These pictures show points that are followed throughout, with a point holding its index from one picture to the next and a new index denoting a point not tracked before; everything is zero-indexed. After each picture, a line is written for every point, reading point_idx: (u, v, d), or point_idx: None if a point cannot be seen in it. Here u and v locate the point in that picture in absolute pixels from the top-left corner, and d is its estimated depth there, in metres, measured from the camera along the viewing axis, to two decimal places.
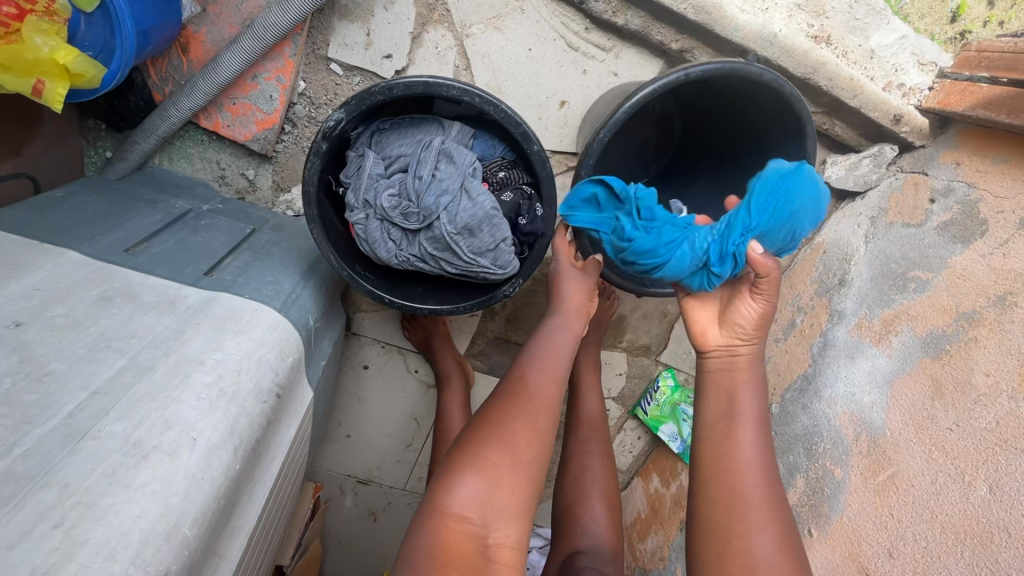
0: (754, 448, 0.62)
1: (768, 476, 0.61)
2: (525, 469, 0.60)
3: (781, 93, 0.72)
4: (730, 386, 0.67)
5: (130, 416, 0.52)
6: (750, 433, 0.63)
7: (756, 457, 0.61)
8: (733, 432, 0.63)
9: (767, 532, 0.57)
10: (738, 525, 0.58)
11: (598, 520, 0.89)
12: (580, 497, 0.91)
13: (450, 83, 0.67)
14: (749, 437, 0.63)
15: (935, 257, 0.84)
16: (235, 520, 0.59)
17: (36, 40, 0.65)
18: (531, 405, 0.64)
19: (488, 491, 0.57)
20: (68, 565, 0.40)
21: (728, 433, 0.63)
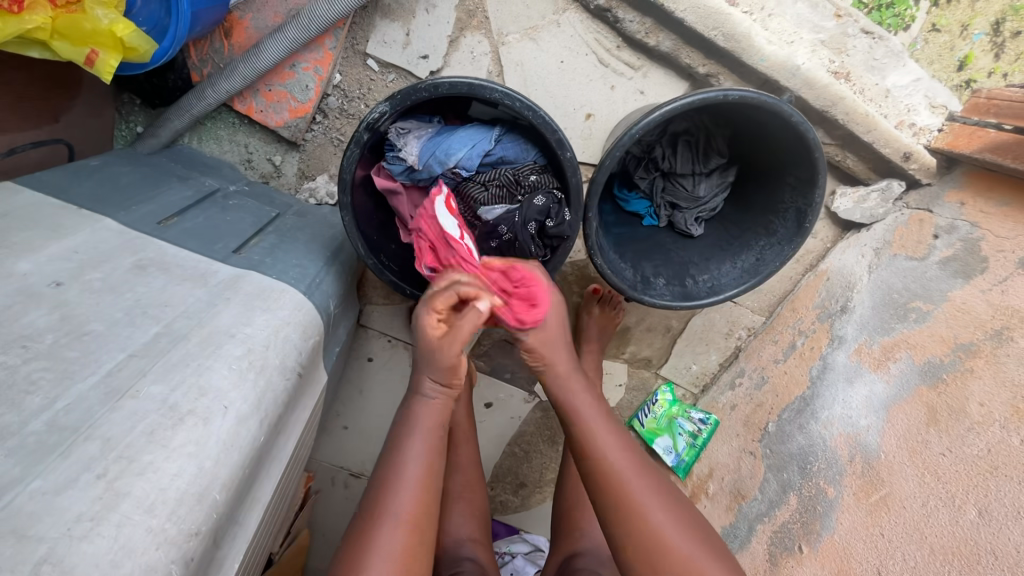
0: (621, 445, 0.70)
1: (638, 458, 0.70)
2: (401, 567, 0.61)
3: (804, 139, 0.75)
4: (575, 403, 0.74)
5: (166, 380, 0.54)
6: (605, 431, 0.71)
7: (622, 448, 0.70)
8: (597, 440, 0.70)
9: (661, 500, 0.66)
10: (634, 502, 0.66)
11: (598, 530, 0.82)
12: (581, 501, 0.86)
13: (493, 86, 0.70)
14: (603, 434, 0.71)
15: (936, 290, 0.88)
16: (254, 492, 0.60)
17: (97, 12, 0.68)
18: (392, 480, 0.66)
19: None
20: (111, 515, 0.41)
21: (590, 437, 0.70)
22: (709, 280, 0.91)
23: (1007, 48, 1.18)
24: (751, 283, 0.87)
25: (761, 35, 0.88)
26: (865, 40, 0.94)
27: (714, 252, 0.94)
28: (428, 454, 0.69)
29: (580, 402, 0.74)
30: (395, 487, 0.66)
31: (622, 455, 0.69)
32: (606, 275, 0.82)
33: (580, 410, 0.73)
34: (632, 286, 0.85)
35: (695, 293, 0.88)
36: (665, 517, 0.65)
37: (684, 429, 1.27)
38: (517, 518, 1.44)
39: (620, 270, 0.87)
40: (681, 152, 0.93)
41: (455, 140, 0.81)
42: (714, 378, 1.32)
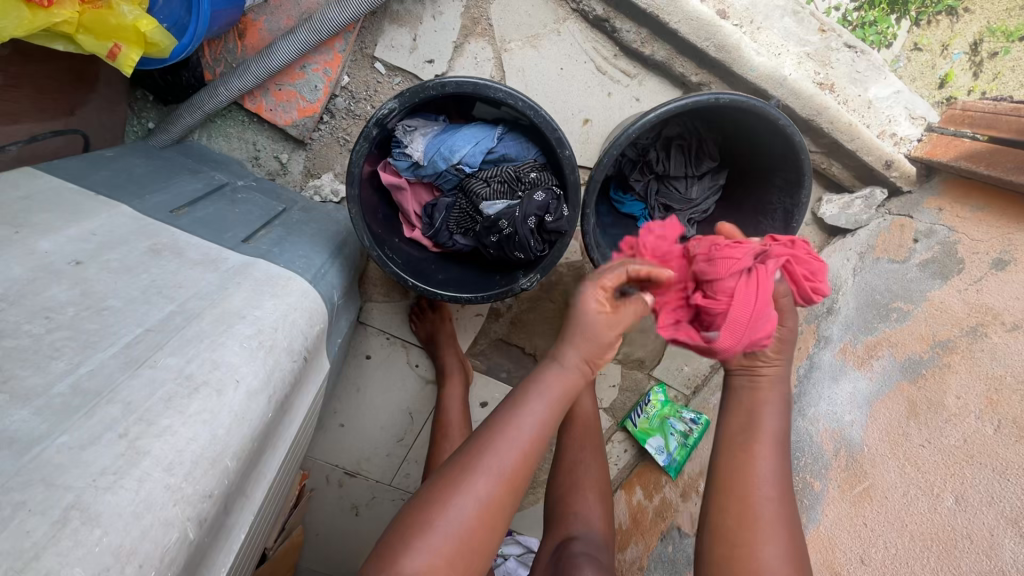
0: (775, 480, 0.58)
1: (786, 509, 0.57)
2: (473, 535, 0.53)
3: (791, 141, 0.79)
4: (752, 404, 0.63)
5: (181, 353, 0.56)
6: (766, 454, 0.59)
7: (774, 490, 0.58)
8: (752, 456, 0.59)
9: (787, 554, 0.55)
10: (753, 536, 0.56)
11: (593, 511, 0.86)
12: (577, 485, 0.90)
13: (497, 85, 0.74)
14: (766, 454, 0.59)
15: (916, 291, 0.92)
16: (261, 467, 0.62)
17: (122, 8, 0.71)
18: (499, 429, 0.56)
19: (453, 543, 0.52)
20: (132, 470, 0.43)
21: (745, 459, 0.59)
22: None
23: (984, 67, 1.24)
24: None
25: (750, 46, 0.93)
26: (848, 54, 0.98)
27: None
28: (550, 410, 0.59)
29: (758, 411, 0.62)
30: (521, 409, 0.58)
31: (769, 488, 0.58)
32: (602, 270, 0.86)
33: (755, 419, 0.62)
34: None
35: None
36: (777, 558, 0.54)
37: (676, 429, 1.31)
38: (509, 519, 1.46)
39: None
40: (673, 154, 0.97)
41: (458, 137, 0.85)
42: (704, 380, 1.35)
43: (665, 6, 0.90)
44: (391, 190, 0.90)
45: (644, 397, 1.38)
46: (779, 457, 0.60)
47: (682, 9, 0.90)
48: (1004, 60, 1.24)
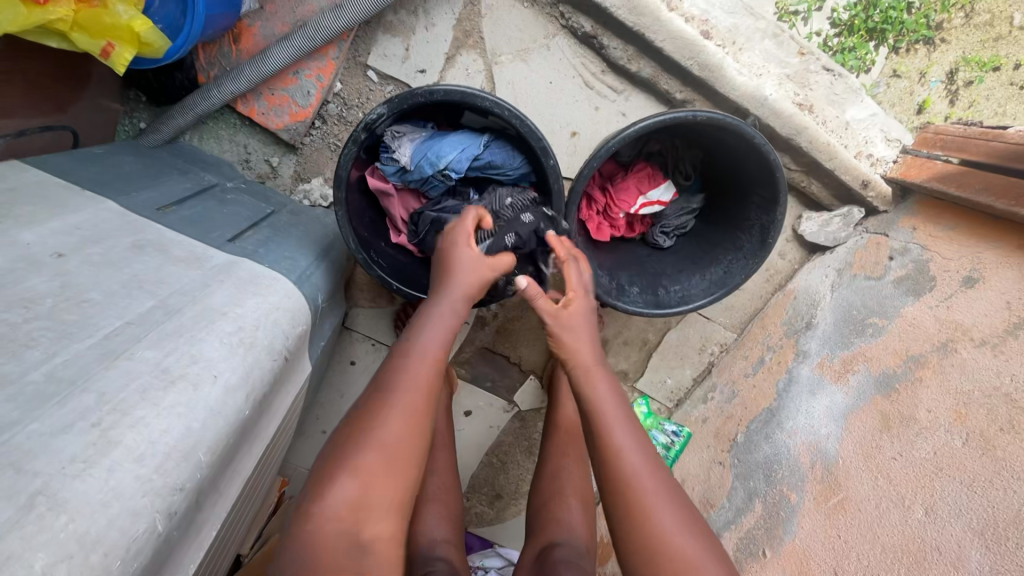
0: (640, 448, 0.65)
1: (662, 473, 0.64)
2: (368, 491, 0.56)
3: (766, 159, 0.81)
4: (595, 397, 0.71)
5: (159, 347, 0.56)
6: (623, 428, 0.67)
7: (643, 456, 0.65)
8: (616, 436, 0.66)
9: (675, 515, 0.61)
10: (644, 508, 0.61)
11: (576, 518, 0.86)
12: (559, 492, 0.89)
13: (485, 95, 0.76)
14: (626, 437, 0.66)
15: (890, 307, 0.94)
16: (236, 464, 0.62)
17: (117, 8, 0.72)
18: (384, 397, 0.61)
19: (364, 489, 0.56)
20: (102, 460, 0.43)
21: (609, 437, 0.66)
22: (680, 290, 0.96)
23: (960, 96, 1.29)
24: (718, 295, 0.92)
25: (733, 66, 0.96)
26: (826, 77, 1.01)
27: (685, 264, 0.99)
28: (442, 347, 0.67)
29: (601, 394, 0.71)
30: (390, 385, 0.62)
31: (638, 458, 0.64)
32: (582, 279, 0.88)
33: (602, 401, 0.70)
34: (607, 292, 0.91)
35: (663, 301, 0.93)
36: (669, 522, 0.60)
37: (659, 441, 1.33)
38: (490, 530, 1.44)
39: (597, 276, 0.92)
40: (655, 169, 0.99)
41: (447, 147, 0.86)
42: (687, 393, 1.36)
43: (650, 25, 0.92)
44: (379, 195, 0.91)
45: None
46: (637, 429, 0.68)
47: (667, 28, 0.92)
48: (977, 90, 1.28)
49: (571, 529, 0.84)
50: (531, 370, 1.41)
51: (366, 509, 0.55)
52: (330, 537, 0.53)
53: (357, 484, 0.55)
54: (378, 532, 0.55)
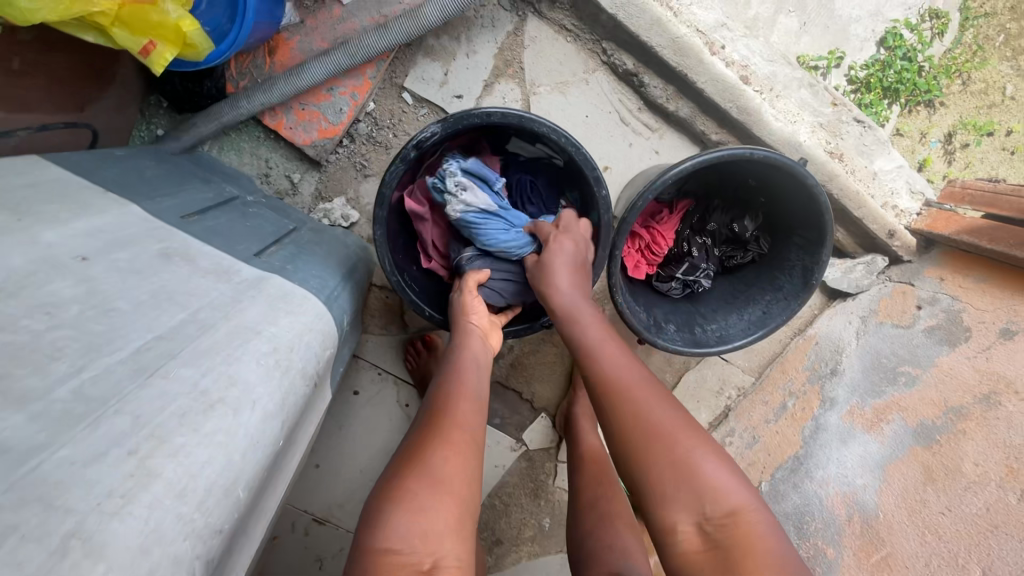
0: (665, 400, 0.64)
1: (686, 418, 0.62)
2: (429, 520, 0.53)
3: (816, 202, 0.82)
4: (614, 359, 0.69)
5: (195, 365, 0.50)
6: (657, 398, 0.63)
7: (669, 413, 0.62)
8: (642, 407, 0.63)
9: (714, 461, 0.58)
10: (684, 461, 0.58)
11: (631, 545, 0.82)
12: (607, 518, 0.86)
13: (542, 120, 0.74)
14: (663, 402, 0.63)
15: (923, 355, 0.94)
16: (264, 502, 0.55)
17: (167, 6, 0.69)
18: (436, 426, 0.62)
19: (413, 518, 0.53)
20: (142, 495, 0.37)
21: (638, 405, 0.63)
22: (716, 329, 0.94)
23: (956, 156, 1.35)
24: (756, 335, 0.91)
25: (770, 112, 0.97)
26: (856, 127, 1.03)
27: (720, 304, 0.98)
28: (468, 392, 0.68)
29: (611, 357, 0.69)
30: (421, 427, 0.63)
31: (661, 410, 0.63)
32: (623, 313, 0.85)
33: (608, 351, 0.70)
34: (646, 329, 0.88)
35: (700, 339, 0.91)
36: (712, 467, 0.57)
37: None
38: None
39: (636, 310, 0.90)
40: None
41: (496, 184, 0.85)
42: None
43: (693, 66, 0.93)
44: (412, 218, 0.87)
45: None
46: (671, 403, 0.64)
47: (710, 70, 0.93)
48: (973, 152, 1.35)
49: (627, 555, 0.80)
50: (542, 408, 1.35)
51: (422, 535, 0.52)
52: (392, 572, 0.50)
53: (406, 515, 0.53)
54: (440, 558, 0.52)
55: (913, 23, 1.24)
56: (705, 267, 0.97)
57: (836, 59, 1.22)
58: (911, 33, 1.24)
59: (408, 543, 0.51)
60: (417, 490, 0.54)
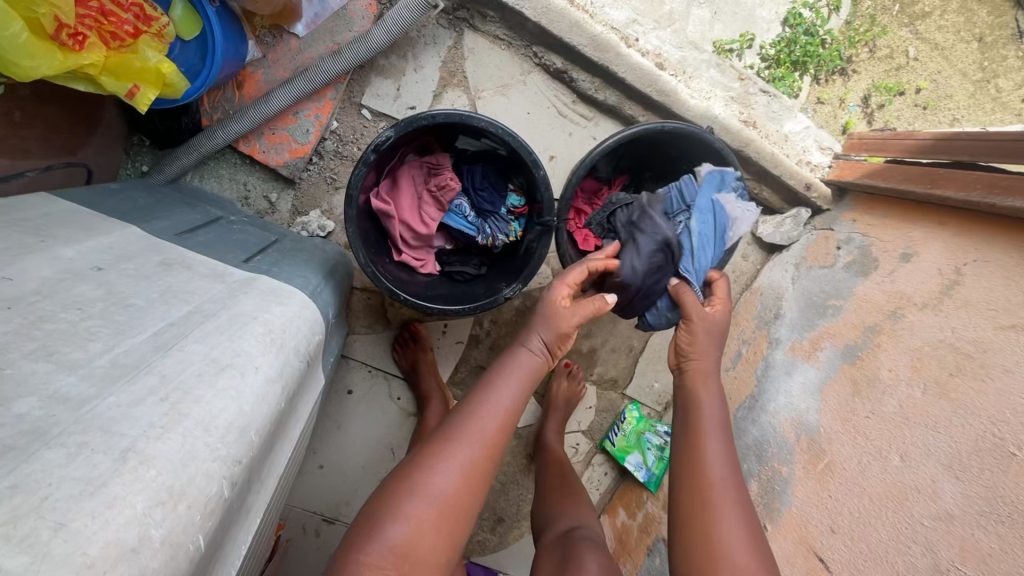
0: (729, 468, 0.77)
1: (744, 503, 0.74)
2: (445, 530, 0.64)
3: (727, 161, 0.94)
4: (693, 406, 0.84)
5: (205, 341, 0.60)
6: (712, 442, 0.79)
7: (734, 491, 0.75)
8: (707, 480, 0.76)
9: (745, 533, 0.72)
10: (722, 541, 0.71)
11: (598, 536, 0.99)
12: None
13: (480, 116, 0.86)
14: (714, 449, 0.79)
15: (845, 288, 1.06)
16: (274, 456, 0.65)
17: (146, 53, 0.81)
18: (479, 426, 0.71)
19: (416, 535, 0.62)
20: (176, 426, 0.47)
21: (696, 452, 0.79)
22: None
23: (876, 117, 1.51)
24: None
25: (685, 92, 1.10)
26: (764, 98, 1.17)
27: None
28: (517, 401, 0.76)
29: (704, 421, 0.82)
30: (499, 393, 0.75)
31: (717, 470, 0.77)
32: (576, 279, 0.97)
33: (703, 410, 0.83)
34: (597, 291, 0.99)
35: None
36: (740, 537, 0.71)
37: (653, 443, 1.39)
38: (494, 557, 1.44)
39: None
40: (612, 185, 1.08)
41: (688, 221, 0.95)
42: None
43: (612, 59, 1.06)
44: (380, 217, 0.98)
45: (619, 415, 1.45)
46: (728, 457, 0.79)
47: (627, 61, 1.07)
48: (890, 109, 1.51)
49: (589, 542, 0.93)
50: None
51: (411, 560, 0.60)
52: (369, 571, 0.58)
53: (415, 528, 0.62)
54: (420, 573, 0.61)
55: (811, 3, 1.40)
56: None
57: (747, 40, 1.37)
58: (810, 11, 1.40)
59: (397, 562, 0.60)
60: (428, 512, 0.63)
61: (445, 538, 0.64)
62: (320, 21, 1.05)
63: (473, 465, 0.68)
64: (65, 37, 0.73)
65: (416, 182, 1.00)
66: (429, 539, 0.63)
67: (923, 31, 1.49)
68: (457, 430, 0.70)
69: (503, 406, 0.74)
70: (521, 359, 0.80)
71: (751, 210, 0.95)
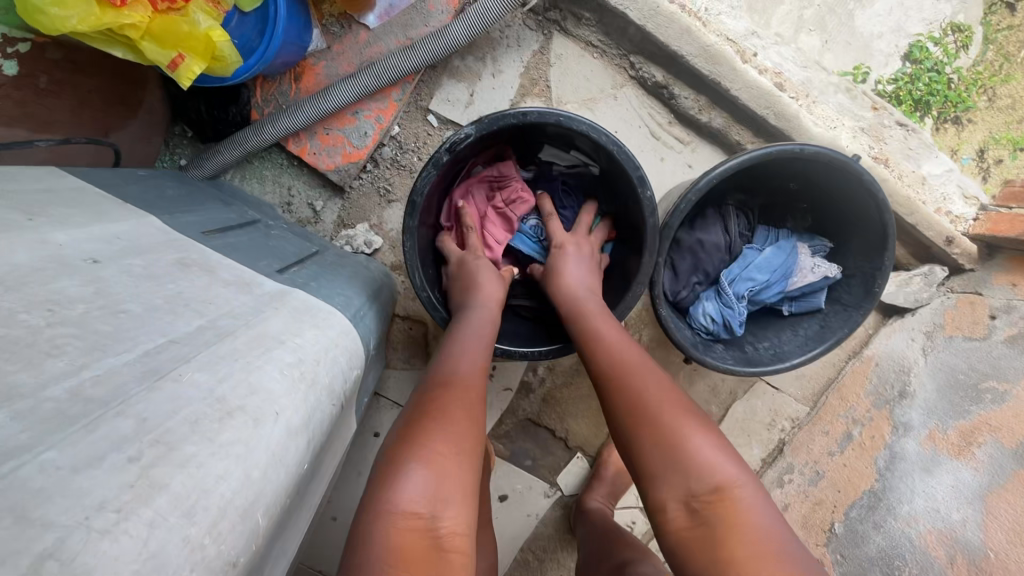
0: (655, 378, 0.62)
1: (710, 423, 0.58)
2: (457, 471, 0.50)
3: (876, 199, 0.75)
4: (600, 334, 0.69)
5: (213, 370, 0.43)
6: (643, 367, 0.63)
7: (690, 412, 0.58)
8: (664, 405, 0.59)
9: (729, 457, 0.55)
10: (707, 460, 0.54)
11: None
12: None
13: (581, 119, 0.70)
14: (645, 372, 0.63)
15: (1009, 368, 0.84)
16: (284, 539, 0.47)
17: (197, 16, 0.69)
18: (458, 372, 0.60)
19: (436, 480, 0.49)
20: (143, 510, 0.30)
21: (624, 373, 0.63)
22: (770, 347, 0.86)
23: (991, 173, 1.29)
24: (817, 351, 0.82)
25: (808, 118, 0.93)
26: (899, 131, 0.98)
27: (770, 320, 0.90)
28: (483, 351, 0.65)
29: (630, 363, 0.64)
30: (453, 349, 0.64)
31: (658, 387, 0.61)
32: (668, 328, 0.79)
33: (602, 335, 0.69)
34: (695, 347, 0.81)
35: (754, 357, 0.83)
36: (708, 447, 0.54)
37: None
38: None
39: (681, 327, 0.83)
40: (709, 214, 0.89)
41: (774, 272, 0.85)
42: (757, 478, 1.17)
43: (726, 73, 0.91)
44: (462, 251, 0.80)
45: None
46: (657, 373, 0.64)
47: (743, 78, 0.91)
48: (1010, 166, 1.29)
49: None
50: (578, 447, 1.23)
51: (442, 499, 0.48)
52: (404, 535, 0.45)
53: (429, 475, 0.49)
54: (453, 526, 0.48)
55: (937, 37, 1.23)
56: (693, 280, 0.88)
57: (863, 73, 1.21)
58: (936, 46, 1.23)
59: (431, 504, 0.47)
60: (433, 450, 0.51)
61: (468, 476, 0.51)
62: (394, 13, 0.94)
63: (468, 400, 0.57)
64: None
65: (477, 200, 0.85)
66: (451, 476, 0.50)
67: None
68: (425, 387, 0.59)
69: (473, 354, 0.64)
70: (482, 309, 0.71)
71: (834, 274, 0.84)
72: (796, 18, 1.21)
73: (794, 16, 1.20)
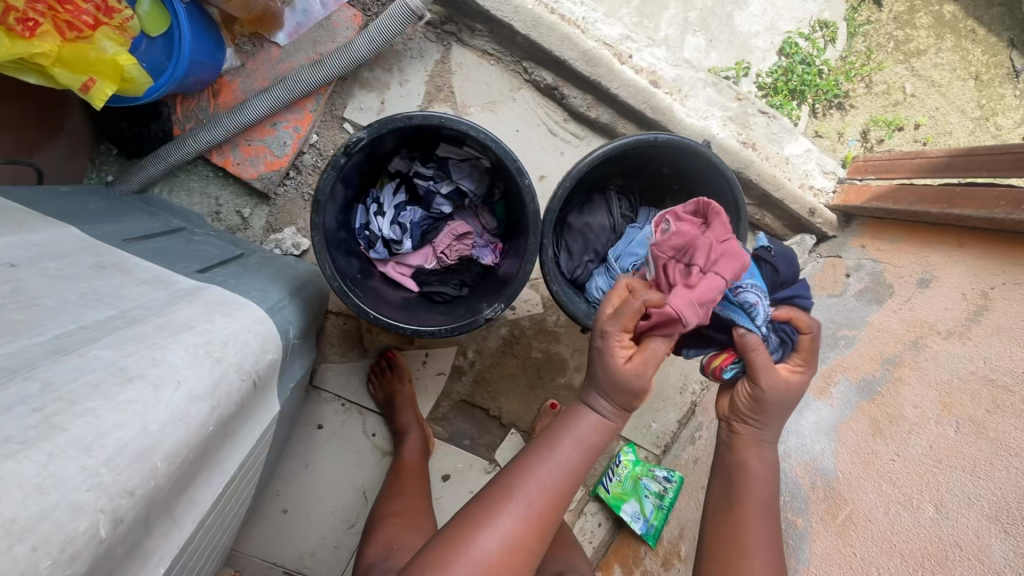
0: (762, 532, 0.72)
1: (774, 548, 0.72)
2: None
3: (724, 177, 0.87)
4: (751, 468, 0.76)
5: (118, 348, 0.51)
6: (761, 517, 0.73)
7: (761, 531, 0.72)
8: (745, 507, 0.74)
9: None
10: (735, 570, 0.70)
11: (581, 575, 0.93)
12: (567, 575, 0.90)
13: (461, 120, 0.80)
14: (757, 516, 0.73)
15: (857, 317, 0.98)
16: (193, 493, 0.55)
17: (103, 43, 0.75)
18: (537, 474, 0.63)
19: None
20: (44, 443, 0.38)
21: (753, 520, 0.73)
22: None
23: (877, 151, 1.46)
24: None
25: (681, 110, 1.05)
26: (763, 119, 1.11)
27: None
28: (573, 468, 0.65)
29: (754, 473, 0.75)
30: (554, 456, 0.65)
31: (765, 495, 0.74)
32: (563, 300, 0.89)
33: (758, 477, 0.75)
34: (587, 316, 0.91)
35: None
36: None
37: (651, 491, 1.27)
38: None
39: (576, 299, 0.94)
40: (596, 200, 1.01)
41: None
42: (675, 437, 1.33)
43: (605, 74, 1.02)
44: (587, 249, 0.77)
45: (614, 458, 1.33)
46: (745, 516, 0.73)
47: (621, 77, 1.02)
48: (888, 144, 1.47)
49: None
50: (512, 423, 1.31)
51: None
52: None
53: None
54: None
55: (807, 33, 1.38)
56: (586, 258, 0.99)
57: (743, 68, 1.35)
58: (806, 41, 1.38)
59: None
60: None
61: None
62: (302, 30, 1.02)
63: (536, 517, 0.61)
64: (14, 21, 0.68)
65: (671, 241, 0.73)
66: None
67: (920, 68, 1.46)
68: (497, 489, 0.63)
69: (563, 468, 0.64)
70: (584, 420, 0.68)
71: None
72: (682, 20, 1.34)
73: (680, 19, 1.33)
